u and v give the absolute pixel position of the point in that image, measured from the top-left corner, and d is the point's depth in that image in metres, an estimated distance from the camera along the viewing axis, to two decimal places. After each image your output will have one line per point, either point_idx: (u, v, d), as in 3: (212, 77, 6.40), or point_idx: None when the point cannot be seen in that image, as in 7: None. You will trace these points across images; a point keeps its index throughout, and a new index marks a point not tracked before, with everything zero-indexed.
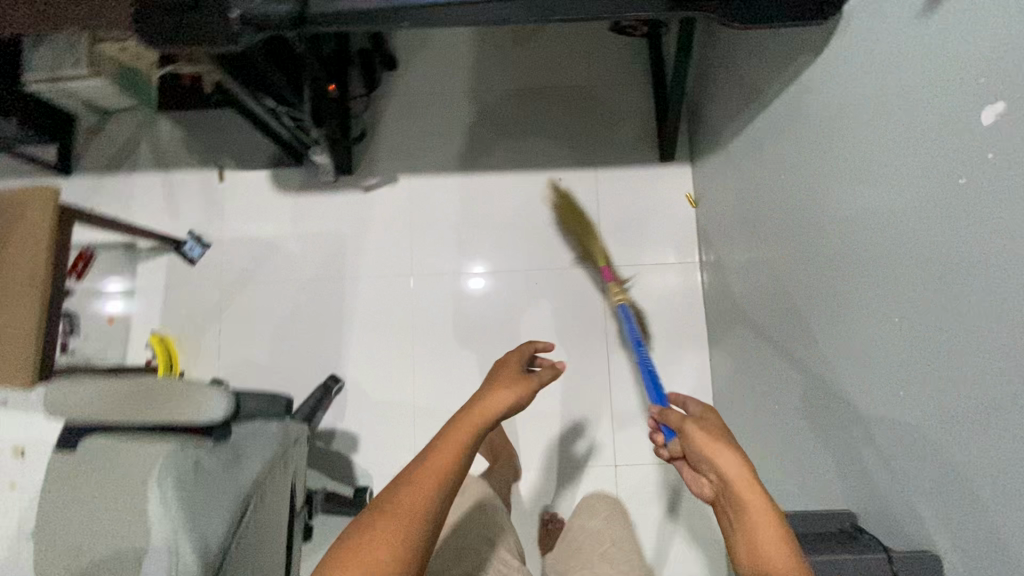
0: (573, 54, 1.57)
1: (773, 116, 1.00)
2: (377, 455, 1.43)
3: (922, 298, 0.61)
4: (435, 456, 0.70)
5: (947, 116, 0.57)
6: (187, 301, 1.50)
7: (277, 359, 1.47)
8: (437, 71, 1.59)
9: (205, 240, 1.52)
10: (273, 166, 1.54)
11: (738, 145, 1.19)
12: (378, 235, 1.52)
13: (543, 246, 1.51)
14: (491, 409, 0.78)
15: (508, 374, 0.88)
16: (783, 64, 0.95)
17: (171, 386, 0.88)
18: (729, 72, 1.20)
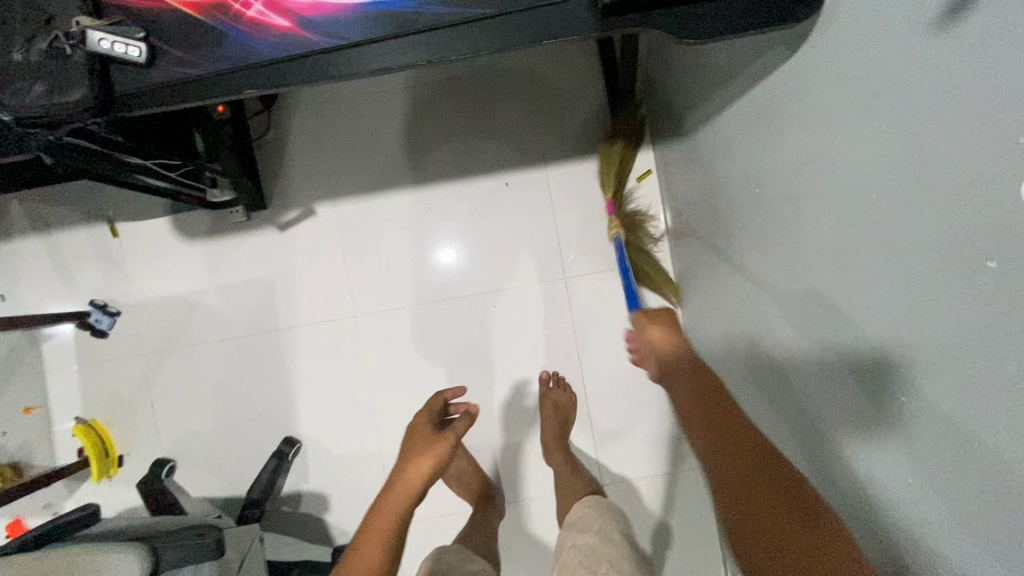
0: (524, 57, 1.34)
1: (752, 119, 0.83)
2: (349, 511, 1.34)
3: (964, 396, 0.49)
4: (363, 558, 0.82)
5: (996, 174, 0.44)
6: (111, 377, 1.34)
7: (223, 426, 1.34)
8: (347, 85, 1.35)
9: (115, 306, 1.32)
10: (174, 210, 1.32)
11: (710, 142, 1.02)
12: (310, 275, 1.34)
13: (498, 264, 1.35)
14: (404, 491, 0.89)
15: (418, 441, 0.98)
16: (757, 56, 0.77)
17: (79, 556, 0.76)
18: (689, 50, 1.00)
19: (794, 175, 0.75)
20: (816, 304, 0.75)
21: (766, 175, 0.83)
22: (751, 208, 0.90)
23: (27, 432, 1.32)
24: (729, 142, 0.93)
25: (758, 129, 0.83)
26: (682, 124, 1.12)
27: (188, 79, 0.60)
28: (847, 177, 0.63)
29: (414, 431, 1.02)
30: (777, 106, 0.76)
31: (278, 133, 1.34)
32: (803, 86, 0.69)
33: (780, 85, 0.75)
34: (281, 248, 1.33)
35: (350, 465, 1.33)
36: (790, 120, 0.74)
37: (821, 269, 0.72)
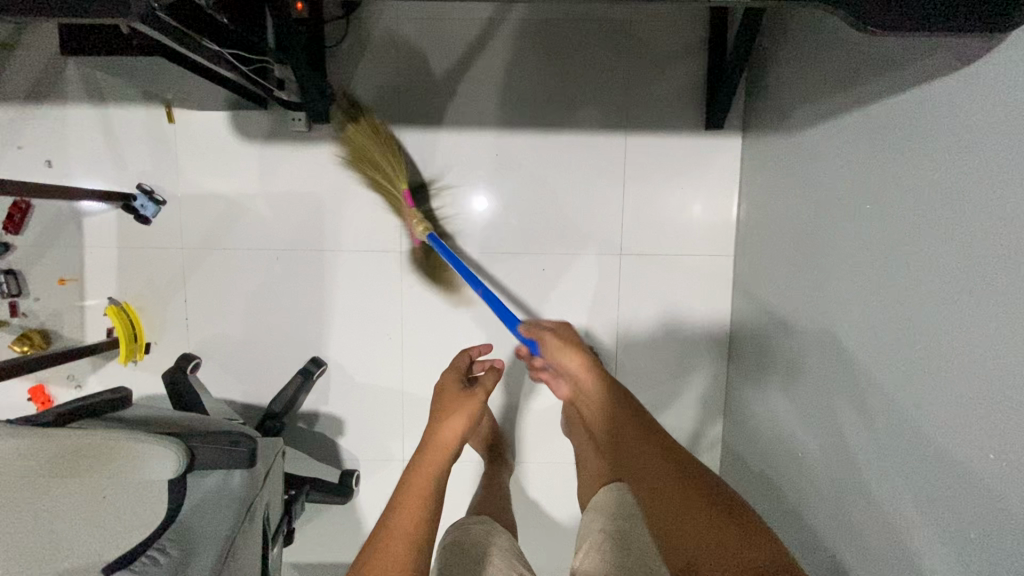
0: (632, 29, 1.24)
1: (893, 129, 0.76)
2: (363, 439, 1.35)
3: None
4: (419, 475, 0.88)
5: None
6: (146, 265, 1.32)
7: (252, 334, 1.33)
8: (428, 25, 1.25)
9: (161, 195, 1.30)
10: (233, 107, 1.26)
11: (820, 141, 0.95)
12: (364, 200, 1.29)
13: (554, 227, 1.30)
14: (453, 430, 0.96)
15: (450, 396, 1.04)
16: (922, 60, 0.70)
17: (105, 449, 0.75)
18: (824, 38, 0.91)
19: (924, 199, 0.70)
20: (920, 340, 0.70)
21: (887, 191, 0.77)
22: (855, 222, 0.85)
23: (59, 303, 1.32)
24: (850, 147, 0.87)
25: (891, 139, 0.77)
26: (789, 117, 1.05)
27: None
28: (1007, 213, 0.58)
29: (442, 389, 1.07)
30: (924, 118, 0.70)
31: (353, 43, 1.26)
32: (967, 103, 0.63)
33: (934, 97, 0.68)
34: (337, 167, 1.28)
35: (372, 398, 1.34)
36: (938, 137, 0.67)
37: (936, 304, 0.68)
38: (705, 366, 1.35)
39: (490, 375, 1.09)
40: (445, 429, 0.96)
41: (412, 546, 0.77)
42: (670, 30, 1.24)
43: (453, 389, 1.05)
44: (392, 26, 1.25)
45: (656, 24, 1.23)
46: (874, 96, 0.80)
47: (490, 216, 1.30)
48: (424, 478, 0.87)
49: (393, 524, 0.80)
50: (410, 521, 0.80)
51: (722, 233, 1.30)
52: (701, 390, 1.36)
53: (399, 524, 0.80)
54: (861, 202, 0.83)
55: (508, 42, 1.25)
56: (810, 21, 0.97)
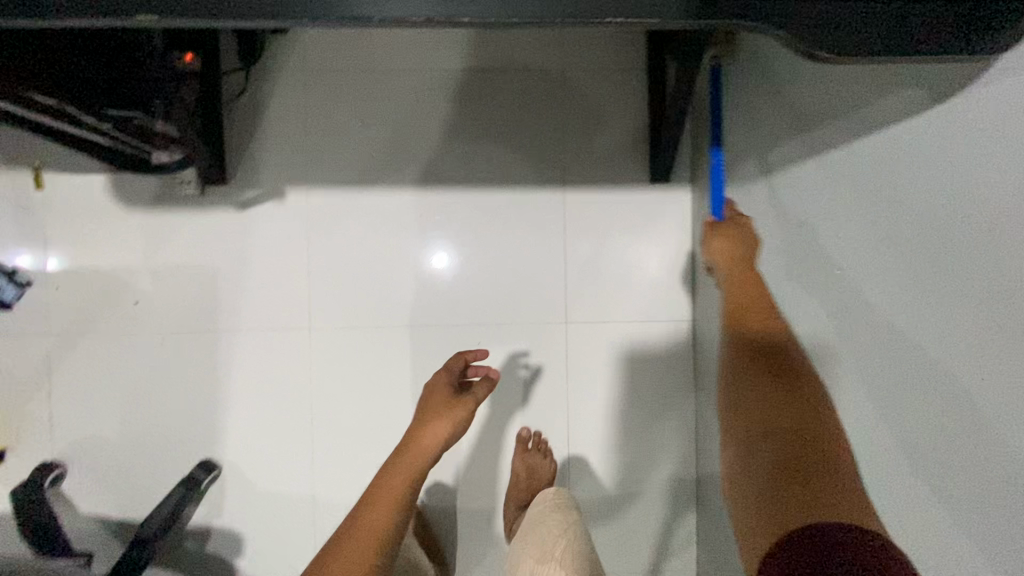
0: (566, 78, 1.13)
1: (881, 173, 0.63)
2: (268, 558, 1.11)
3: None
4: (374, 508, 0.78)
5: None
6: (3, 357, 1.10)
7: (132, 434, 1.11)
8: (341, 75, 1.12)
9: (26, 273, 1.09)
10: (114, 169, 1.09)
11: (783, 193, 0.82)
12: (266, 269, 1.11)
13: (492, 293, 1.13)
14: (421, 459, 0.83)
15: (433, 408, 0.88)
16: (915, 85, 0.58)
17: None
18: (781, 72, 0.80)
19: (947, 262, 0.56)
20: (972, 440, 0.55)
21: (885, 254, 0.63)
22: (841, 289, 0.70)
23: None
24: (822, 199, 0.74)
25: (876, 190, 0.64)
26: (743, 164, 0.93)
27: None
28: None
29: (427, 396, 0.91)
30: (929, 166, 0.57)
31: (258, 95, 1.12)
32: (994, 135, 0.50)
33: (933, 137, 0.56)
34: (237, 234, 1.10)
35: (280, 505, 1.11)
36: (951, 185, 0.54)
37: (979, 401, 0.52)
38: (673, 448, 1.16)
39: (484, 385, 0.92)
40: (419, 450, 0.83)
41: (374, 555, 0.75)
42: (608, 77, 1.13)
43: (437, 397, 0.90)
44: (301, 77, 1.12)
45: (591, 70, 1.13)
46: (849, 138, 0.68)
47: (443, 273, 1.13)
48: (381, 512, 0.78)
49: (350, 540, 0.76)
50: (375, 532, 0.77)
51: (679, 295, 1.15)
52: (671, 477, 1.16)
53: (362, 530, 0.76)
54: (848, 266, 0.69)
55: (433, 93, 1.13)
56: (754, 57, 0.87)
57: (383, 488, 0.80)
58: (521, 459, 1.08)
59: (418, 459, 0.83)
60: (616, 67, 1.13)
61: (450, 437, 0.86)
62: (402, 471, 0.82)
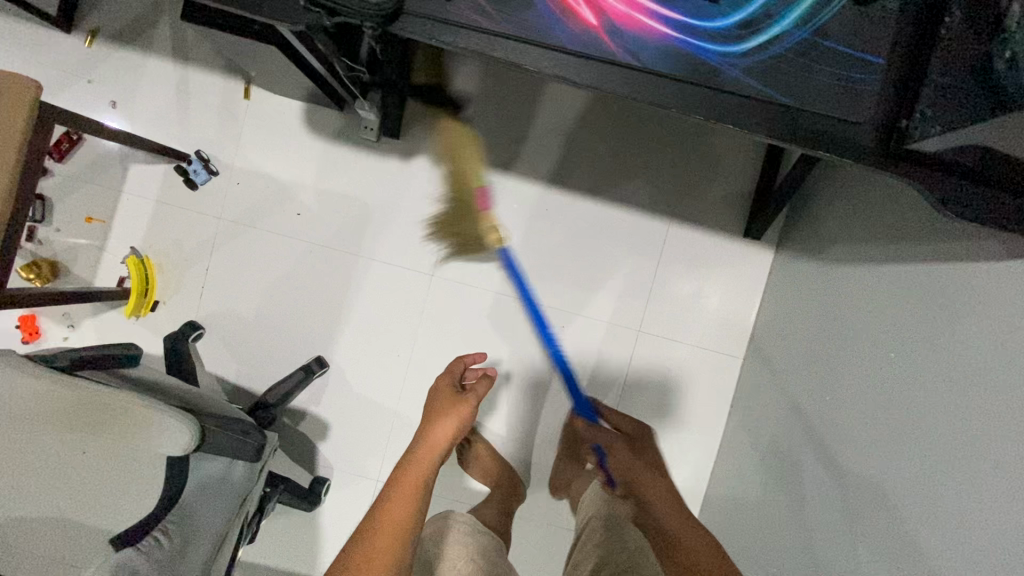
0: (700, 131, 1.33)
1: (919, 293, 0.82)
2: (343, 450, 1.34)
3: None
4: (402, 481, 0.91)
5: None
6: (179, 226, 1.32)
7: (263, 319, 1.32)
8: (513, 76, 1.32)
9: (216, 164, 1.31)
10: (310, 101, 1.30)
11: (846, 282, 1.01)
12: (409, 217, 1.32)
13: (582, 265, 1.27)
14: (435, 445, 0.99)
15: (442, 402, 1.08)
16: (960, 239, 0.76)
17: (118, 406, 0.73)
18: (873, 195, 0.99)
19: (939, 369, 0.74)
20: (913, 498, 0.73)
21: (906, 349, 0.81)
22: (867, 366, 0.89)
23: (79, 242, 1.32)
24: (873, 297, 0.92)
25: (914, 302, 0.82)
26: (826, 250, 1.11)
27: (475, 29, 0.58)
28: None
29: (436, 393, 1.11)
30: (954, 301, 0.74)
31: (442, 72, 1.32)
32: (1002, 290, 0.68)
33: (969, 279, 0.73)
34: (396, 182, 1.31)
35: (362, 410, 1.33)
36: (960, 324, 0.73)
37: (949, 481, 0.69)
38: (691, 459, 1.36)
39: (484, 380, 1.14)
40: (436, 434, 1.01)
41: (408, 522, 0.86)
42: (733, 140, 1.33)
43: (446, 393, 1.10)
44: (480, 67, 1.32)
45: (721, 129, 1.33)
46: (912, 259, 0.85)
47: (547, 262, 1.33)
48: (411, 485, 0.91)
49: (384, 513, 0.86)
50: (400, 518, 0.86)
51: (735, 336, 1.35)
52: (681, 483, 1.37)
53: (395, 508, 0.86)
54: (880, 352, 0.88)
55: (583, 112, 1.33)
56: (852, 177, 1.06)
57: (410, 468, 0.94)
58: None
59: (435, 442, 1.00)
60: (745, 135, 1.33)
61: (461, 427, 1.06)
62: (423, 450, 0.98)
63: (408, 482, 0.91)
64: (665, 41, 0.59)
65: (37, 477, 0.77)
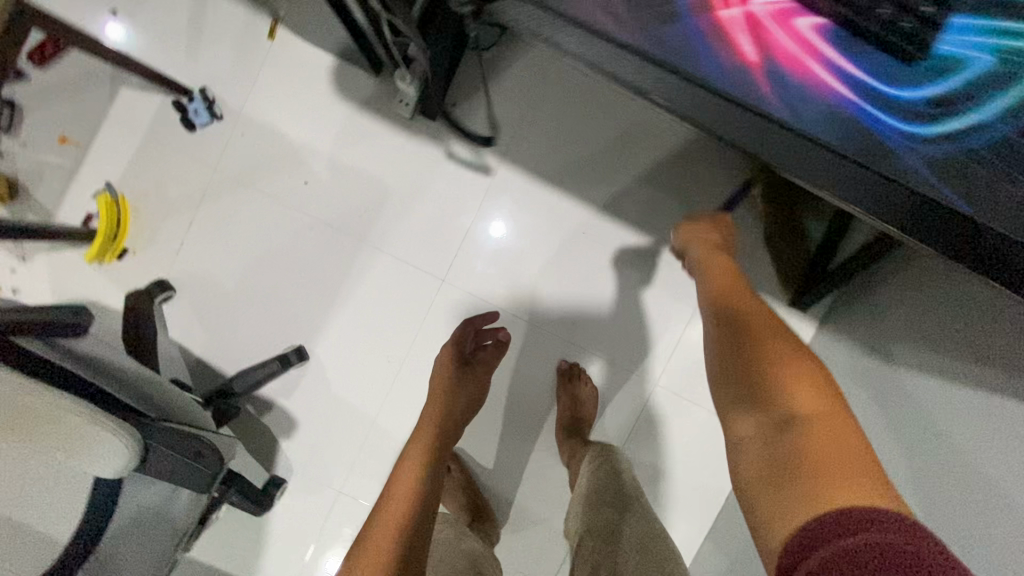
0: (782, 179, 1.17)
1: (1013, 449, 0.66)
2: (307, 451, 1.19)
3: None
4: (402, 471, 0.85)
5: None
6: (166, 168, 1.14)
7: (243, 291, 1.16)
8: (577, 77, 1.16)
9: (220, 107, 1.13)
10: (342, 57, 1.12)
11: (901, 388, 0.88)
12: (429, 210, 1.17)
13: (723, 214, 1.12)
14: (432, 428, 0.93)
15: (440, 379, 1.02)
16: None
17: (50, 410, 0.59)
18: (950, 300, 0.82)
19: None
20: None
21: None
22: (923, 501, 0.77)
23: (47, 162, 1.13)
24: (933, 425, 0.80)
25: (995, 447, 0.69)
26: (879, 344, 0.96)
27: (598, 34, 0.44)
28: None
29: (437, 367, 1.04)
30: None
31: (499, 56, 1.15)
32: None
33: None
34: (422, 169, 1.16)
35: (332, 413, 1.19)
36: None
37: None
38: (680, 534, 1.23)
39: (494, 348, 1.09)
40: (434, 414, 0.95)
41: (408, 518, 0.78)
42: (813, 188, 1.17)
43: (447, 367, 1.03)
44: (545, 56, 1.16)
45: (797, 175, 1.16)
46: (986, 387, 0.71)
47: (570, 290, 1.18)
48: (410, 475, 0.84)
49: (383, 515, 0.78)
50: (397, 520, 0.77)
51: None
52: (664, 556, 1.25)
53: (390, 512, 0.79)
54: (935, 493, 0.76)
55: (645, 129, 1.16)
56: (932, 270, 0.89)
57: (410, 453, 0.88)
58: (566, 389, 1.15)
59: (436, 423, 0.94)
60: None
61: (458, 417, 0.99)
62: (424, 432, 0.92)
63: (411, 469, 0.85)
64: (834, 101, 0.46)
65: None
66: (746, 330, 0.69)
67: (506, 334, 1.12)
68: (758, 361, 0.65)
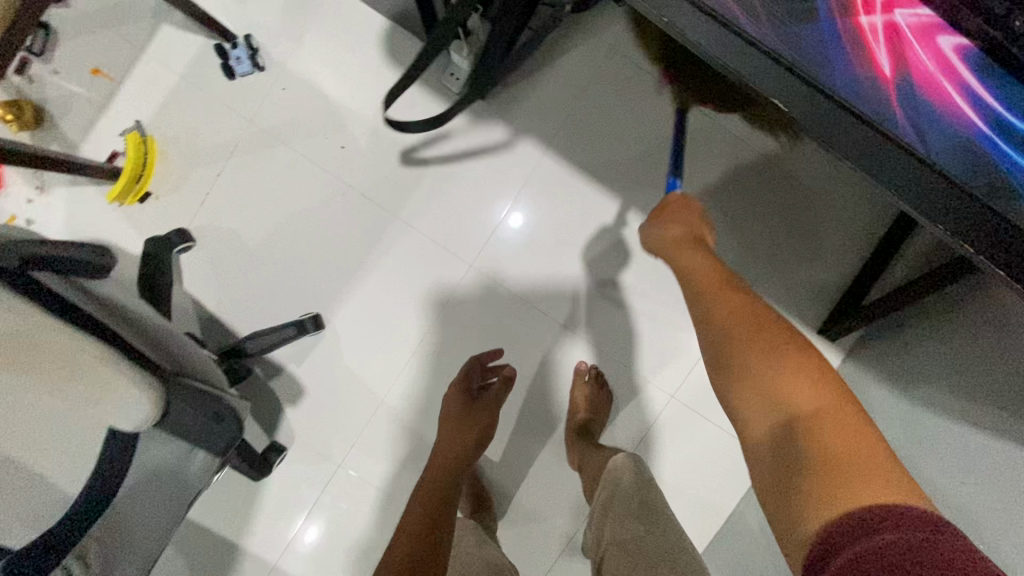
0: (838, 204, 1.13)
1: None
2: (311, 421, 1.17)
3: None
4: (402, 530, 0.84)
5: None
6: (199, 114, 1.10)
7: (264, 250, 1.13)
8: (635, 72, 1.13)
9: (264, 59, 1.10)
10: (395, 22, 1.09)
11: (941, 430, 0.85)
12: (465, 189, 1.13)
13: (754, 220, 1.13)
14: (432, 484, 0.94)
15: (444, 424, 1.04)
16: None
17: (70, 357, 0.56)
18: (1005, 342, 0.79)
19: None
20: None
21: None
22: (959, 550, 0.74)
23: (77, 93, 1.09)
24: (979, 473, 0.76)
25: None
26: (916, 382, 0.94)
27: (722, 24, 0.46)
28: None
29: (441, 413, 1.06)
30: None
31: (555, 42, 1.12)
32: None
33: None
34: (465, 147, 1.13)
35: (341, 385, 1.16)
36: None
37: None
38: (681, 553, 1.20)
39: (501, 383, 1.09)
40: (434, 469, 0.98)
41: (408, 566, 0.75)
42: (867, 216, 1.13)
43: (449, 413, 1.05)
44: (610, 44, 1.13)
45: (849, 200, 1.13)
46: None
47: (600, 290, 1.15)
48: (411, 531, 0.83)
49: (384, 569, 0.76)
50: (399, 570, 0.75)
51: None
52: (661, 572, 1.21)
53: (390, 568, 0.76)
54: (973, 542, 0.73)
55: (704, 133, 1.14)
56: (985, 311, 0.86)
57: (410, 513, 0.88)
58: (582, 390, 1.12)
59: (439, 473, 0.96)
60: (879, 225, 1.13)
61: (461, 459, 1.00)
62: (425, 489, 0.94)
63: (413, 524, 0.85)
64: (963, 130, 0.44)
65: None
66: (720, 325, 0.65)
67: (511, 370, 1.10)
68: (751, 358, 0.61)
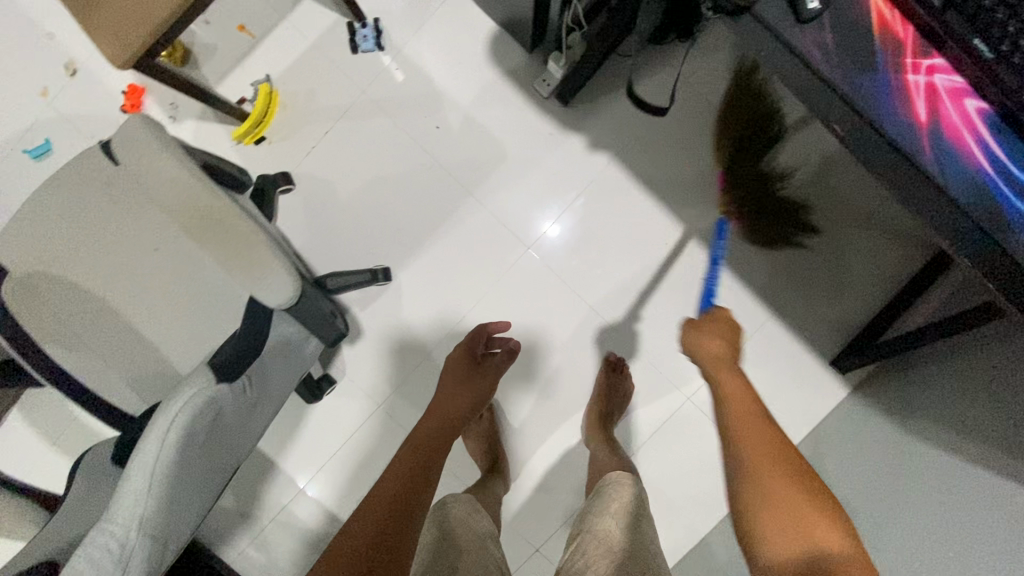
0: (864, 248, 1.25)
1: None
2: (363, 360, 1.30)
3: None
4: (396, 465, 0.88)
5: None
6: (321, 78, 1.27)
7: (351, 203, 1.28)
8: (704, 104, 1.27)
9: (385, 41, 1.27)
10: (503, 29, 1.25)
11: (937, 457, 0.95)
12: (536, 180, 1.28)
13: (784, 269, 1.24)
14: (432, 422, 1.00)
15: (454, 374, 1.12)
16: None
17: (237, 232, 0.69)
18: (1001, 389, 0.91)
19: None
20: None
21: None
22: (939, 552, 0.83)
23: (222, 43, 1.27)
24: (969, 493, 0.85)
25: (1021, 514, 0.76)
26: (909, 415, 1.06)
27: (804, 62, 0.59)
28: None
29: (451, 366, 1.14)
30: None
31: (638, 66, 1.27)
32: None
33: None
34: (543, 145, 1.27)
35: (395, 333, 1.30)
36: None
37: None
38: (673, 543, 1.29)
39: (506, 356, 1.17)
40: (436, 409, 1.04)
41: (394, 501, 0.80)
42: (890, 264, 1.25)
43: (459, 368, 1.13)
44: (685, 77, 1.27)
45: (878, 247, 1.25)
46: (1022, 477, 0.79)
47: (640, 289, 1.27)
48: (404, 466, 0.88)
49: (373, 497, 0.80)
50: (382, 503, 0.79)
51: None
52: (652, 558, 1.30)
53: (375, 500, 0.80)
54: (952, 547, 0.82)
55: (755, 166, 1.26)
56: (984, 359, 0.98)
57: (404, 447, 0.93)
58: (610, 378, 1.23)
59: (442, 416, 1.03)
60: (899, 272, 1.25)
61: (462, 416, 1.05)
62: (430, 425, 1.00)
63: (411, 454, 0.91)
64: (975, 172, 0.57)
65: (114, 271, 0.87)
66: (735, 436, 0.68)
67: (516, 343, 1.18)
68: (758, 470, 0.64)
